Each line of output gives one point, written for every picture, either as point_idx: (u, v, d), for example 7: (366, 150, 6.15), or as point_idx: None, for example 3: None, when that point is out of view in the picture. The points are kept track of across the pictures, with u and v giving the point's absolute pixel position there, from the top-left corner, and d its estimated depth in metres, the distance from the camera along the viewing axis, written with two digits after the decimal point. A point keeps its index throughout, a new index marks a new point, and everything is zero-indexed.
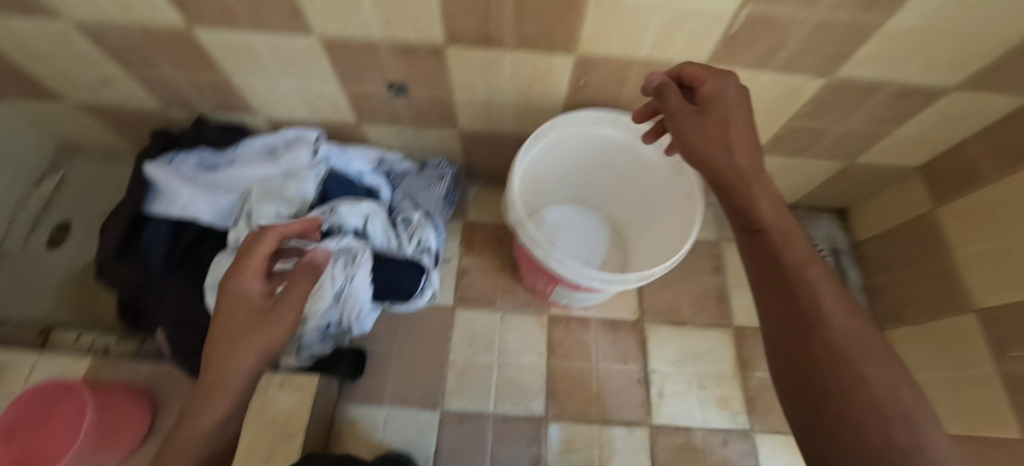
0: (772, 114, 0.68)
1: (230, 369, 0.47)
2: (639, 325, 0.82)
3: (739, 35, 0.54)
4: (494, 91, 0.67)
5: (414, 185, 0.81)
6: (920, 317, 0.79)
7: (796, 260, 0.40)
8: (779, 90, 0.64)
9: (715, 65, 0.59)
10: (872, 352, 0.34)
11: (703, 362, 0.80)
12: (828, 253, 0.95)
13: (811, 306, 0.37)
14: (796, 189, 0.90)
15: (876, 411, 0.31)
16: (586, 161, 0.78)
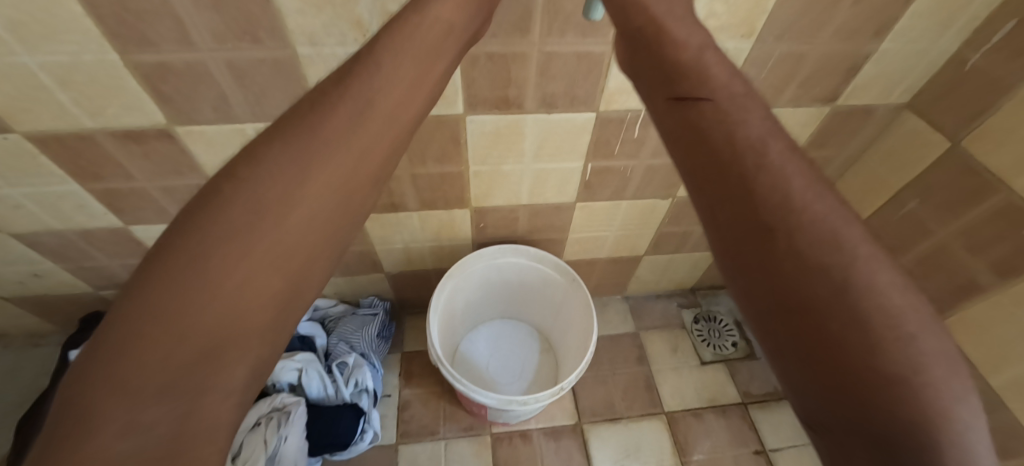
0: (642, 226, 0.83)
1: (262, 248, 0.23)
2: (578, 427, 0.88)
3: (592, 181, 0.70)
4: (410, 240, 0.79)
5: (347, 326, 0.87)
6: None
7: (742, 151, 0.25)
8: (639, 211, 0.79)
9: (584, 202, 0.75)
10: (861, 245, 0.22)
11: (643, 454, 0.86)
12: (733, 326, 1.04)
13: (783, 221, 0.23)
14: (690, 274, 1.02)
15: (852, 318, 0.20)
16: (501, 283, 0.88)
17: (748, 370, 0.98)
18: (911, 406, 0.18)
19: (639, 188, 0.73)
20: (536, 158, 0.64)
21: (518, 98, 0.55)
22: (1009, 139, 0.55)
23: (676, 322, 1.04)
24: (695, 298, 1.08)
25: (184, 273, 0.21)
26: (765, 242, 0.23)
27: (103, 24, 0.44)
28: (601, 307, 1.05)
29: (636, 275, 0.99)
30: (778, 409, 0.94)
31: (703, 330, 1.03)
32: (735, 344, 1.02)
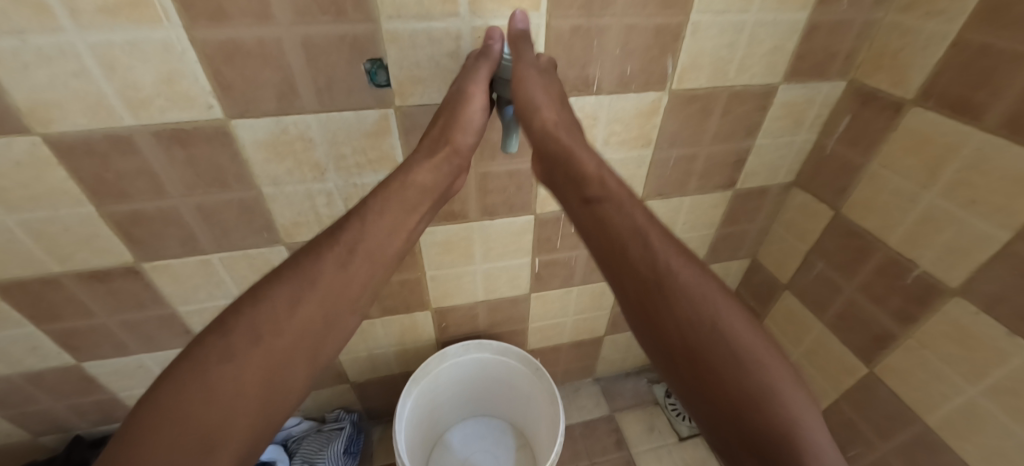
0: (596, 309, 0.88)
1: (267, 355, 0.35)
2: None
3: (541, 273, 0.77)
4: (373, 348, 0.81)
5: (311, 447, 0.85)
6: None
7: (636, 247, 0.38)
8: (590, 295, 0.85)
9: (537, 292, 0.80)
10: (711, 293, 0.36)
11: None
12: None
13: (673, 296, 0.36)
14: None
15: (707, 341, 0.34)
16: (468, 381, 0.88)
17: None
18: (768, 412, 0.31)
19: (585, 274, 0.80)
20: (485, 259, 0.71)
21: (461, 211, 0.63)
22: (870, 207, 0.67)
23: (648, 400, 1.05)
24: None
25: (251, 334, 0.35)
26: (666, 313, 0.36)
27: (84, 185, 0.49)
28: (573, 393, 1.05)
29: (602, 356, 1.02)
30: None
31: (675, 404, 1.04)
32: None
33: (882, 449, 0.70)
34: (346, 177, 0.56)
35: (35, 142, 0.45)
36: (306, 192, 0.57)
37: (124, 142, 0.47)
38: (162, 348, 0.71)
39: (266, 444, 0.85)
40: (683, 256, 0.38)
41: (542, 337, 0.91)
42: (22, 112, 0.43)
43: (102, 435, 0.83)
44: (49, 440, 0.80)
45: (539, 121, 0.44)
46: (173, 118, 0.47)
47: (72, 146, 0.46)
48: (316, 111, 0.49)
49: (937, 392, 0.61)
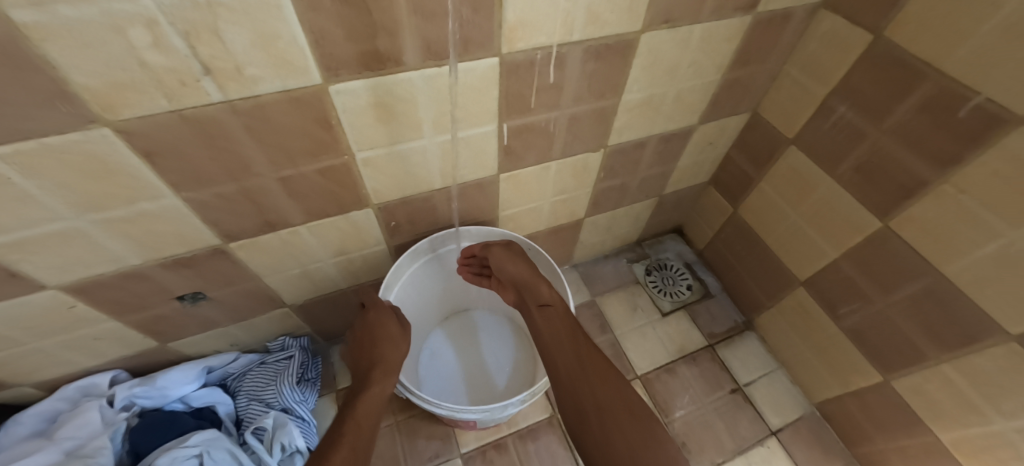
0: (577, 188, 0.74)
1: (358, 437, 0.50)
2: (555, 419, 0.80)
3: (512, 145, 0.59)
4: (309, 261, 0.63)
5: (256, 383, 0.72)
6: (768, 300, 0.88)
7: (555, 347, 0.54)
8: (571, 171, 0.70)
9: (507, 172, 0.63)
10: (624, 400, 0.47)
11: None
12: (684, 269, 1.02)
13: (603, 407, 0.46)
14: (634, 227, 0.97)
15: (624, 441, 0.43)
16: (447, 276, 0.77)
17: (705, 311, 0.97)
18: None
19: (566, 143, 0.63)
20: (436, 129, 0.52)
21: (395, 52, 0.42)
22: (924, 23, 0.51)
23: (629, 280, 1.00)
24: (642, 249, 1.05)
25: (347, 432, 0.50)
26: (598, 419, 0.46)
27: None
28: None
29: (581, 240, 0.91)
30: (743, 342, 0.93)
31: (656, 280, 1.00)
32: (690, 286, 1.00)
33: (883, 305, 0.66)
34: None
35: None
36: (105, 15, 0.30)
37: None
38: None
39: (198, 390, 0.71)
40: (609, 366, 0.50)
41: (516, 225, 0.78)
42: None
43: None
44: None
45: (507, 262, 0.65)
46: None
47: None
48: None
49: (967, 240, 0.54)
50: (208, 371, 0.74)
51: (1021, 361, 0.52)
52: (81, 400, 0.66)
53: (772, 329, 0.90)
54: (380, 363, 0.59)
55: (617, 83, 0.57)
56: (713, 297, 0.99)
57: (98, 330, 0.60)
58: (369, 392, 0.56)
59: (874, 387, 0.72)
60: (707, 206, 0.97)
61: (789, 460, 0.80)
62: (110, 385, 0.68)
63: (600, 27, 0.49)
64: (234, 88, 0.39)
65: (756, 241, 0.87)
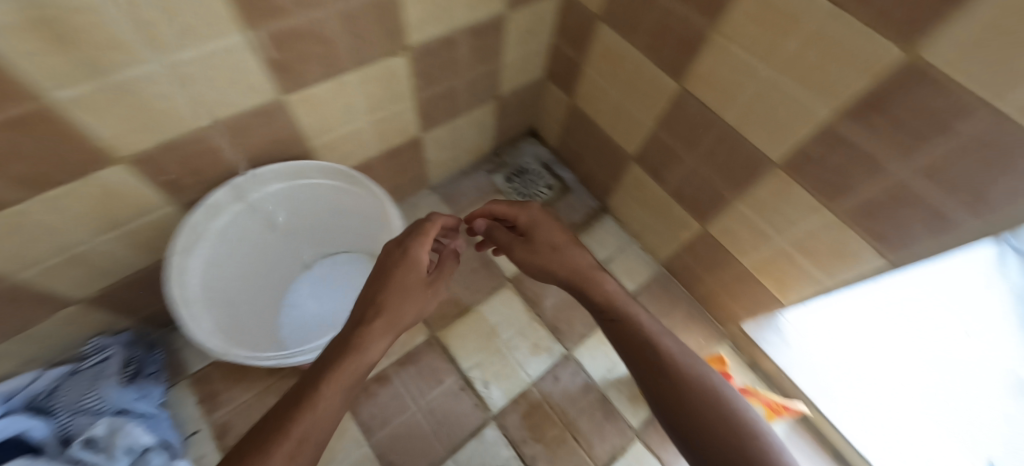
0: (393, 101, 0.71)
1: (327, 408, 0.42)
2: (435, 339, 0.87)
3: (280, 58, 0.52)
4: (81, 241, 0.56)
5: (73, 393, 0.65)
6: (613, 180, 0.94)
7: (563, 264, 0.60)
8: (376, 81, 0.65)
9: (292, 91, 0.58)
10: (666, 337, 0.56)
11: (506, 329, 0.90)
12: (542, 170, 1.07)
13: (700, 392, 0.51)
14: (480, 134, 0.96)
15: (693, 403, 0.50)
16: (271, 233, 0.77)
17: (564, 206, 1.03)
18: (708, 416, 0.49)
19: (352, 48, 0.57)
20: (162, 53, 0.43)
21: None
22: None
23: (489, 189, 1.03)
24: (499, 157, 1.07)
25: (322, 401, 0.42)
26: (682, 409, 0.50)
27: None
28: (410, 206, 0.99)
29: (422, 156, 0.89)
30: (600, 226, 1.02)
31: (517, 187, 1.04)
32: (549, 185, 1.05)
33: (691, 162, 0.72)
34: None
35: None
36: None
37: None
38: None
39: None
40: (648, 315, 0.58)
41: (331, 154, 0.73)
42: None
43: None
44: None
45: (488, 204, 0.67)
46: None
47: None
48: None
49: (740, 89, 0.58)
50: (10, 398, 0.65)
51: (784, 186, 0.60)
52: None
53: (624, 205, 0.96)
54: (387, 311, 0.49)
55: None
56: (569, 191, 1.05)
57: None
58: (364, 347, 0.46)
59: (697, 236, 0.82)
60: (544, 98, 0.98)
61: None
62: None
63: None
64: None
65: (597, 126, 0.89)
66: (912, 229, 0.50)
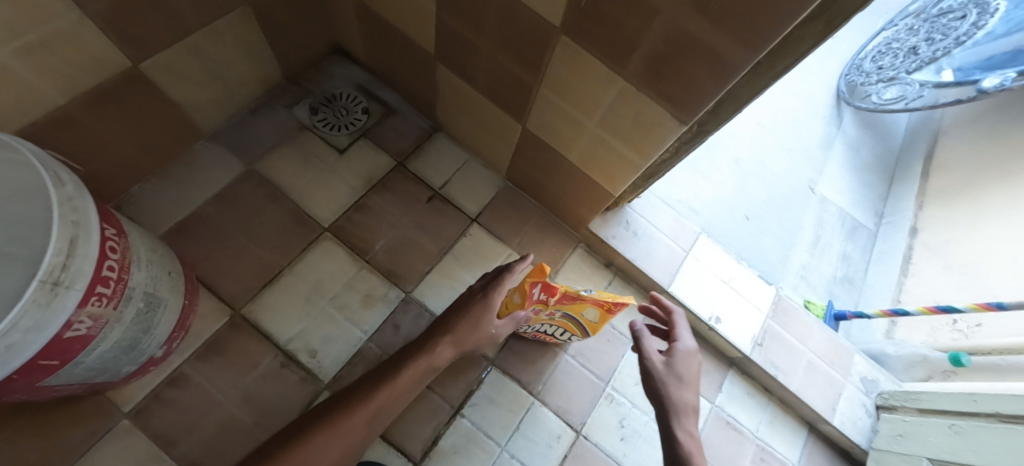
0: (248, 55, 0.72)
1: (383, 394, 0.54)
2: (239, 317, 0.66)
3: (124, 31, 0.54)
4: None
5: None
6: (427, 119, 0.86)
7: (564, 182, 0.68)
8: (227, 38, 0.67)
9: (145, 62, 0.59)
10: None
11: (324, 287, 0.70)
12: (356, 94, 0.86)
13: (671, 385, 0.54)
14: (254, 65, 0.75)
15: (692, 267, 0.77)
16: None
17: (383, 138, 0.83)
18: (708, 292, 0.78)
19: (194, 11, 0.60)
20: (7, 48, 0.45)
21: None
22: None
23: (291, 125, 0.81)
24: (296, 87, 0.85)
25: (386, 394, 0.55)
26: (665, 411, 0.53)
27: None
28: (184, 172, 0.74)
29: (229, 70, 0.71)
30: (432, 147, 0.84)
31: (325, 117, 0.83)
32: (366, 111, 0.85)
33: (488, 51, 0.60)
34: None
35: None
36: None
37: None
38: None
39: None
40: None
41: (128, 58, 0.57)
42: None
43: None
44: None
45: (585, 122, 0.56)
46: None
47: None
48: None
49: None
50: None
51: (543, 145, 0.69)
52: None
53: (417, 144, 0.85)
54: (446, 338, 0.60)
55: None
56: (395, 113, 0.86)
57: None
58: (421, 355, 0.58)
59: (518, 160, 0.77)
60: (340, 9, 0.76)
61: (491, 237, 0.79)
62: None
63: None
64: None
65: (392, 42, 0.74)
66: (697, 84, 0.45)
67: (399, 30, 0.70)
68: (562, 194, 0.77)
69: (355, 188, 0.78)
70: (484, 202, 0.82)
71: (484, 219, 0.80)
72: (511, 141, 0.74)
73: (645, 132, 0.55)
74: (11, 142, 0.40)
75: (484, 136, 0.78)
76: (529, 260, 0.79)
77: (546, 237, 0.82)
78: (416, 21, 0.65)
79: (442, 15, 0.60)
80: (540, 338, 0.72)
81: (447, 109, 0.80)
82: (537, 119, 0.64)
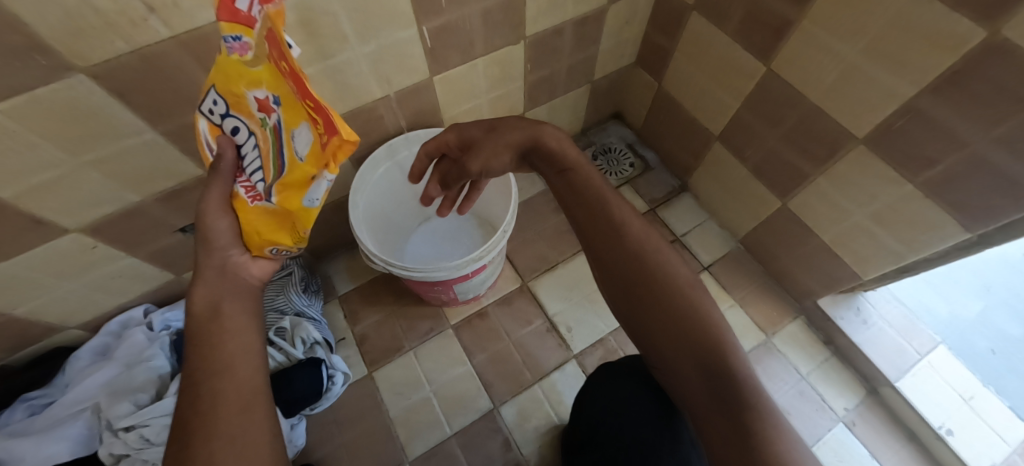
0: (573, 115, 1.04)
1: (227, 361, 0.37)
2: (525, 288, 0.94)
3: (531, 92, 0.89)
4: None
5: (267, 297, 0.84)
6: (678, 179, 1.06)
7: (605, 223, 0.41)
8: (568, 103, 0.99)
9: (528, 110, 0.93)
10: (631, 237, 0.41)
11: (584, 284, 0.94)
12: (627, 151, 1.11)
13: (586, 195, 0.44)
14: (572, 121, 1.06)
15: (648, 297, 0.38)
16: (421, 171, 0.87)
17: (641, 186, 1.06)
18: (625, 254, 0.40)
19: (564, 85, 0.93)
20: (488, 90, 0.81)
21: (468, 44, 0.70)
22: None
23: None
24: (586, 138, 1.13)
25: (231, 370, 0.37)
26: (603, 251, 0.41)
27: (140, 107, 0.52)
28: None
29: (559, 122, 1.04)
30: (679, 202, 1.04)
31: (602, 164, 1.09)
32: (632, 164, 1.09)
33: (772, 140, 0.78)
34: (369, 41, 0.60)
35: (82, 79, 0.47)
36: (334, 68, 0.61)
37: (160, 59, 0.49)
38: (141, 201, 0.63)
39: None
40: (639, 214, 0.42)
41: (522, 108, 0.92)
42: (60, 50, 0.43)
43: (31, 357, 0.75)
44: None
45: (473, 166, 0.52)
46: (207, 18, 0.47)
47: (116, 74, 0.48)
48: None
49: None
50: None
51: (792, 220, 0.83)
52: (125, 331, 0.78)
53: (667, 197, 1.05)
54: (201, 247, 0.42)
55: (593, 39, 0.86)
56: (653, 170, 1.08)
57: None
58: (196, 297, 0.40)
59: (760, 227, 0.91)
60: (640, 91, 1.03)
61: (718, 285, 0.94)
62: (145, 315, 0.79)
63: (583, 4, 0.76)
64: (390, 87, 0.69)
65: (675, 118, 0.98)
66: (990, 199, 0.55)
67: (690, 111, 0.92)
68: (798, 266, 0.87)
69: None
70: (717, 255, 0.97)
71: (715, 269, 0.96)
72: (762, 212, 0.88)
73: (918, 229, 0.64)
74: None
75: (732, 202, 0.94)
76: (750, 314, 0.91)
77: (768, 301, 0.92)
78: (710, 109, 0.87)
79: (741, 111, 0.81)
80: (242, 184, 0.42)
81: (704, 175, 0.99)
82: (800, 199, 0.79)
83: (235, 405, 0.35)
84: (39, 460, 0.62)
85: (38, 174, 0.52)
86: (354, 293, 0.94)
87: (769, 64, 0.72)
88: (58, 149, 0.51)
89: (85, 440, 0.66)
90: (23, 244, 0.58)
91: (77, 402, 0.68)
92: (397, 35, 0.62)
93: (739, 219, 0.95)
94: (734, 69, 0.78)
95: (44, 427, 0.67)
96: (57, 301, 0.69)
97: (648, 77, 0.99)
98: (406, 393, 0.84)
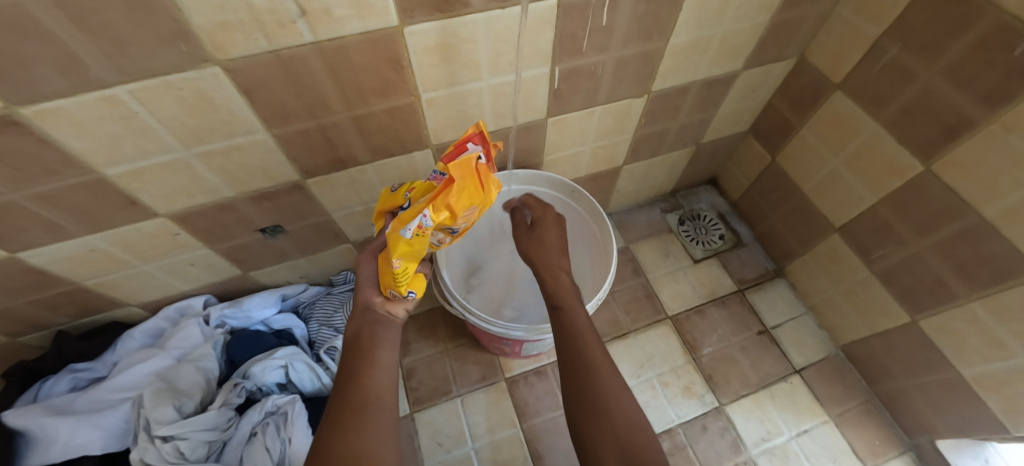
0: (669, 175, 0.97)
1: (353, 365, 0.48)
2: None
3: (636, 145, 0.83)
4: None
5: (326, 310, 0.79)
6: (777, 261, 0.96)
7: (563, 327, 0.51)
8: (669, 162, 0.92)
9: (627, 163, 0.87)
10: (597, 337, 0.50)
11: (656, 362, 0.84)
12: (718, 221, 1.03)
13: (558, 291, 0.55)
14: (667, 179, 0.99)
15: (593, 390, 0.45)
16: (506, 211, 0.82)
17: (729, 263, 0.97)
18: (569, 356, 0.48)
19: (671, 143, 0.86)
20: (596, 137, 0.76)
21: (594, 88, 0.65)
22: None
23: (663, 227, 1.02)
24: (676, 200, 1.06)
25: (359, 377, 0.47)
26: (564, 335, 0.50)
27: (258, 109, 0.50)
28: None
29: (653, 179, 0.97)
30: (771, 287, 0.94)
31: (689, 230, 1.01)
32: (722, 236, 1.01)
33: (915, 247, 0.67)
34: (499, 73, 0.56)
35: (214, 72, 0.44)
36: (457, 94, 0.57)
37: (295, 62, 0.46)
38: (232, 198, 0.60)
39: (276, 314, 0.77)
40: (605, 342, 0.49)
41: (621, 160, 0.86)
42: (205, 41, 0.41)
43: (88, 328, 0.71)
44: (29, 340, 0.68)
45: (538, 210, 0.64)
46: (352, 29, 0.45)
47: (248, 72, 0.45)
48: (486, 9, 0.47)
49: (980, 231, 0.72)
50: (283, 299, 0.80)
51: (922, 340, 0.71)
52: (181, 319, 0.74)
53: (757, 280, 0.95)
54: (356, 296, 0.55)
55: (716, 101, 0.79)
56: (745, 247, 0.99)
57: (310, 258, 0.78)
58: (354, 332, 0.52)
59: (874, 338, 0.79)
60: (745, 161, 0.96)
61: (811, 394, 0.82)
62: (204, 306, 0.75)
63: (719, 65, 0.70)
64: (504, 121, 0.64)
65: (789, 196, 0.88)
66: None
67: (809, 194, 0.83)
68: (920, 396, 0.74)
69: (699, 294, 0.93)
70: (813, 358, 0.86)
71: (807, 373, 0.84)
72: (881, 323, 0.77)
73: None
74: (589, 201, 0.72)
75: (842, 301, 0.83)
76: (846, 438, 0.78)
77: (870, 425, 0.80)
78: (836, 196, 0.78)
79: (878, 207, 0.71)
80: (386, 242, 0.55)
81: (810, 264, 0.88)
82: (940, 322, 0.67)
83: (350, 411, 0.44)
84: (70, 449, 0.58)
85: (146, 157, 0.50)
86: (410, 321, 0.88)
87: (929, 164, 0.62)
88: (173, 136, 0.49)
89: (123, 432, 0.62)
90: (113, 222, 0.56)
91: (124, 388, 0.64)
92: (528, 72, 0.57)
93: (846, 324, 0.84)
94: (879, 161, 0.69)
95: (86, 408, 0.63)
96: (126, 278, 0.66)
97: (762, 149, 0.91)
98: (447, 445, 0.76)
